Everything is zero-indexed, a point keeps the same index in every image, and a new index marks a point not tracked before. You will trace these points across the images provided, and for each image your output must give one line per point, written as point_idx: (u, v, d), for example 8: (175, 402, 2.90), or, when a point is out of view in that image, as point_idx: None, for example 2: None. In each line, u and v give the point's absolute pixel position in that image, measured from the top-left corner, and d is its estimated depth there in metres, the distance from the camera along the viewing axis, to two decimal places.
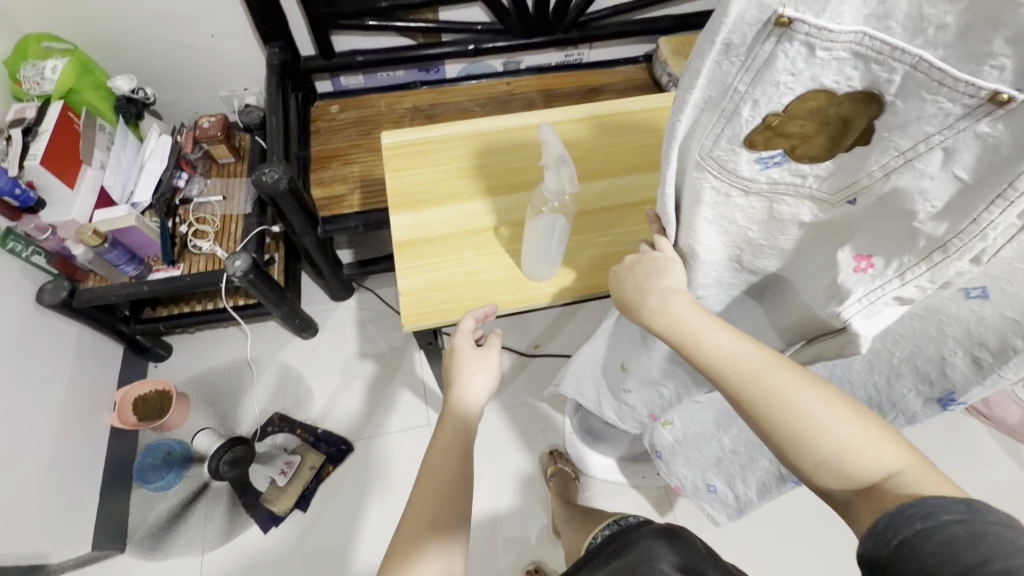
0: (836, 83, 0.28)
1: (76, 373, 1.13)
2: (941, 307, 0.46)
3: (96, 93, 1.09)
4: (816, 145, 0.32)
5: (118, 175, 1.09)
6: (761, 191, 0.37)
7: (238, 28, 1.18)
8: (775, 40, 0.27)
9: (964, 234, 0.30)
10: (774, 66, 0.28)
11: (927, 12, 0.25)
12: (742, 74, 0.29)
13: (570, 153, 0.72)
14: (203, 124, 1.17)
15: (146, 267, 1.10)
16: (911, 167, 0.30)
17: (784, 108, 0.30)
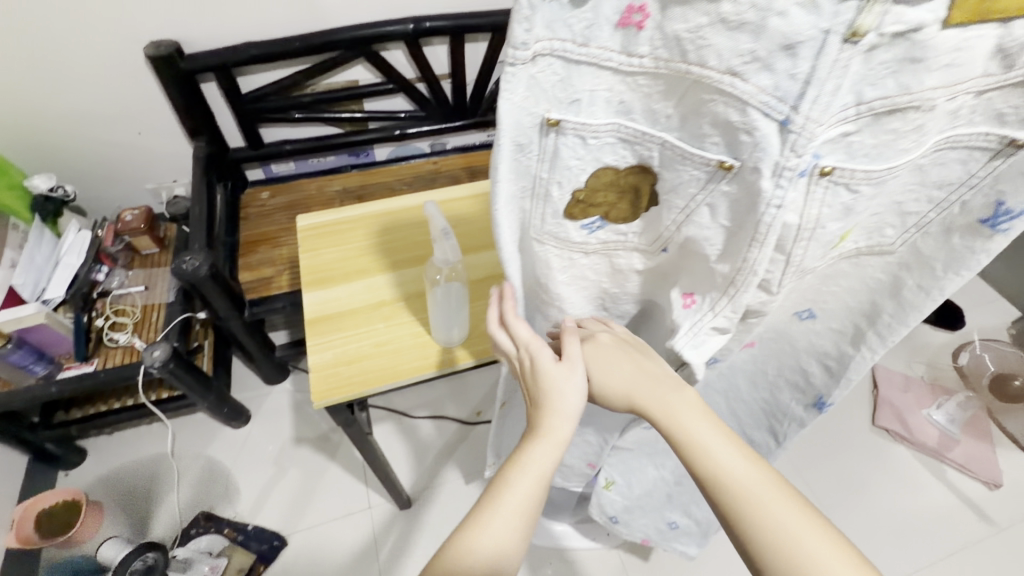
0: (615, 160, 0.35)
1: None
2: (788, 332, 0.54)
3: (12, 193, 1.09)
4: (622, 209, 0.39)
5: (29, 272, 1.05)
6: (597, 250, 0.43)
7: (165, 125, 1.23)
8: (554, 135, 0.33)
9: (743, 271, 0.35)
10: (562, 153, 0.34)
11: (654, 106, 0.31)
12: (539, 163, 0.35)
13: (473, 225, 0.78)
14: (125, 217, 1.18)
15: (56, 365, 1.05)
16: (692, 222, 0.36)
17: (582, 185, 0.36)
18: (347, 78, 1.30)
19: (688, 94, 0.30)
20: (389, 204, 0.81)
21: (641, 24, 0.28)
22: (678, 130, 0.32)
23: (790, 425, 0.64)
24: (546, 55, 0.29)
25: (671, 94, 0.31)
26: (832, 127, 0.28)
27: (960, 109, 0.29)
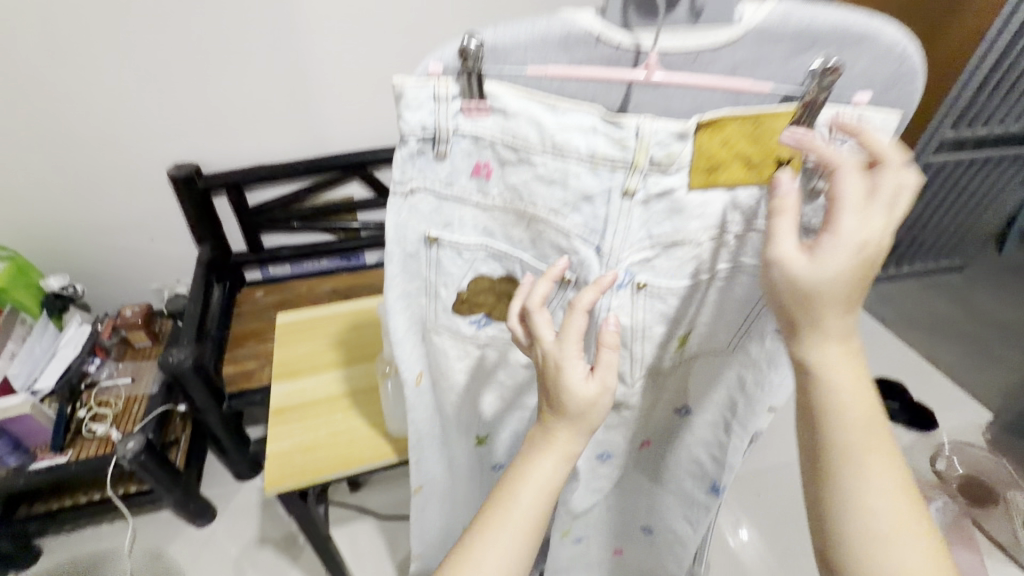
0: (488, 270, 0.49)
1: None
2: (675, 426, 0.65)
3: (27, 290, 1.19)
4: (502, 309, 0.52)
5: (24, 364, 1.11)
6: (489, 343, 0.55)
7: (177, 233, 1.38)
8: (435, 250, 0.46)
9: None
10: (444, 265, 0.48)
11: (505, 233, 0.46)
12: (426, 269, 0.48)
13: None
14: (125, 313, 1.28)
15: (30, 456, 1.08)
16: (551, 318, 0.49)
17: (466, 287, 0.49)
18: (343, 194, 1.47)
19: (525, 226, 0.45)
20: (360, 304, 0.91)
21: (488, 176, 0.42)
22: (529, 248, 0.46)
23: (701, 513, 0.71)
24: (425, 197, 0.43)
25: (520, 224, 0.45)
26: (631, 252, 0.42)
27: (726, 244, 0.44)
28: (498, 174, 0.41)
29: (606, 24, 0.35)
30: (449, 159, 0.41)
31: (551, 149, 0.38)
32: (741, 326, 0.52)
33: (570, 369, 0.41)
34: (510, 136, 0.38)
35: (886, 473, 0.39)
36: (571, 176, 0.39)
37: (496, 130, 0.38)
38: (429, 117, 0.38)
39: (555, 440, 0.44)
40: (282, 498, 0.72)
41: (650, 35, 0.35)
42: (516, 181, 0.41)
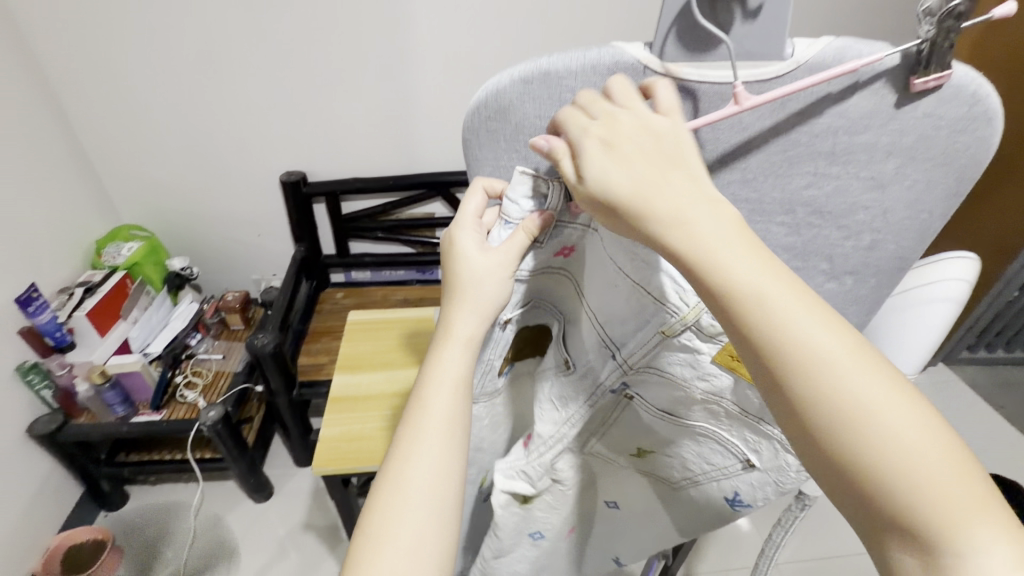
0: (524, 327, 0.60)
1: (28, 510, 1.16)
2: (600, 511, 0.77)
3: (156, 267, 1.39)
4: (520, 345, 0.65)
5: (143, 329, 1.31)
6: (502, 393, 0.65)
7: (279, 231, 1.55)
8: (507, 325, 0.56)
9: (554, 452, 0.62)
10: (505, 336, 0.57)
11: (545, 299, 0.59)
12: (494, 348, 0.57)
13: None
14: (227, 297, 1.44)
15: (133, 409, 1.24)
16: (549, 397, 0.61)
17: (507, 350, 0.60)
18: (426, 212, 1.58)
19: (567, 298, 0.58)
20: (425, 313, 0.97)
21: (568, 251, 0.53)
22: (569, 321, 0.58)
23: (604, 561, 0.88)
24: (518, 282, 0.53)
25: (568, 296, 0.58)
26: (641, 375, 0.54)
27: (714, 413, 0.52)
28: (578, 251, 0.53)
29: (649, 57, 0.40)
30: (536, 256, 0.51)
31: (626, 284, 0.47)
32: (685, 457, 0.60)
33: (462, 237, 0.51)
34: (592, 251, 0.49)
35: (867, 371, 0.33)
36: (619, 304, 0.50)
37: (575, 233, 0.51)
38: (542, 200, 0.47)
39: (452, 331, 0.50)
40: (326, 481, 0.77)
41: (687, 64, 0.39)
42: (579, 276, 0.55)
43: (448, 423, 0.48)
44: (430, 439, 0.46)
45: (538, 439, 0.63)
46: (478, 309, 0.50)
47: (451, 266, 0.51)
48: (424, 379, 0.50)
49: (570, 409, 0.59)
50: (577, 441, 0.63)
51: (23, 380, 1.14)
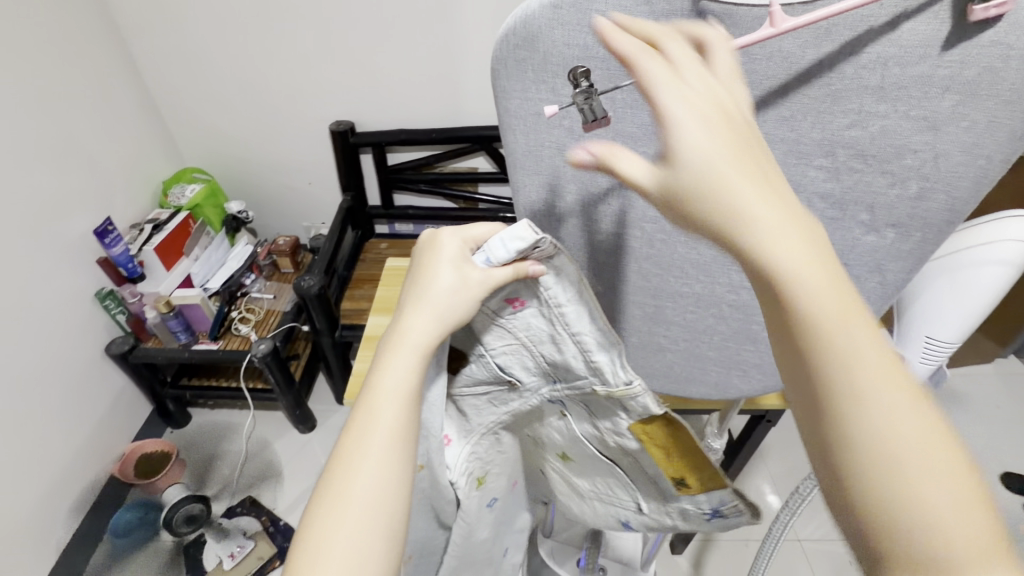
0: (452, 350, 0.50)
1: (107, 419, 1.31)
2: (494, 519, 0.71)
3: (215, 209, 1.48)
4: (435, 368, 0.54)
5: (203, 266, 1.41)
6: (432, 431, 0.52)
7: (328, 180, 1.60)
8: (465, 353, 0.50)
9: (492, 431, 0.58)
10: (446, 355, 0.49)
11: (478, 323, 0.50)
12: (438, 363, 0.49)
13: None
14: (279, 241, 1.52)
15: (193, 338, 1.35)
16: (480, 399, 0.55)
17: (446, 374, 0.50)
18: (469, 166, 1.58)
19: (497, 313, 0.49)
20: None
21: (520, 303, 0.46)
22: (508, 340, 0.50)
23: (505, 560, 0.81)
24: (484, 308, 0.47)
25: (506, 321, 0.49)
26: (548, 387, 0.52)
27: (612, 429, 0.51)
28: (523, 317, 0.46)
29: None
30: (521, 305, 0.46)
31: (556, 329, 0.45)
32: (600, 476, 0.61)
33: (444, 245, 0.48)
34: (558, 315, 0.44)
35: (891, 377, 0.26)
36: (555, 355, 0.47)
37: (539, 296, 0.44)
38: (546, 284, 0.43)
39: (405, 337, 0.45)
40: None
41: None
42: (509, 329, 0.48)
43: (396, 437, 0.42)
44: (369, 446, 0.41)
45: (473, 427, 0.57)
46: (431, 312, 0.45)
47: (430, 263, 0.47)
48: (371, 381, 0.44)
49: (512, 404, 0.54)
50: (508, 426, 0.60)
51: (101, 305, 1.27)
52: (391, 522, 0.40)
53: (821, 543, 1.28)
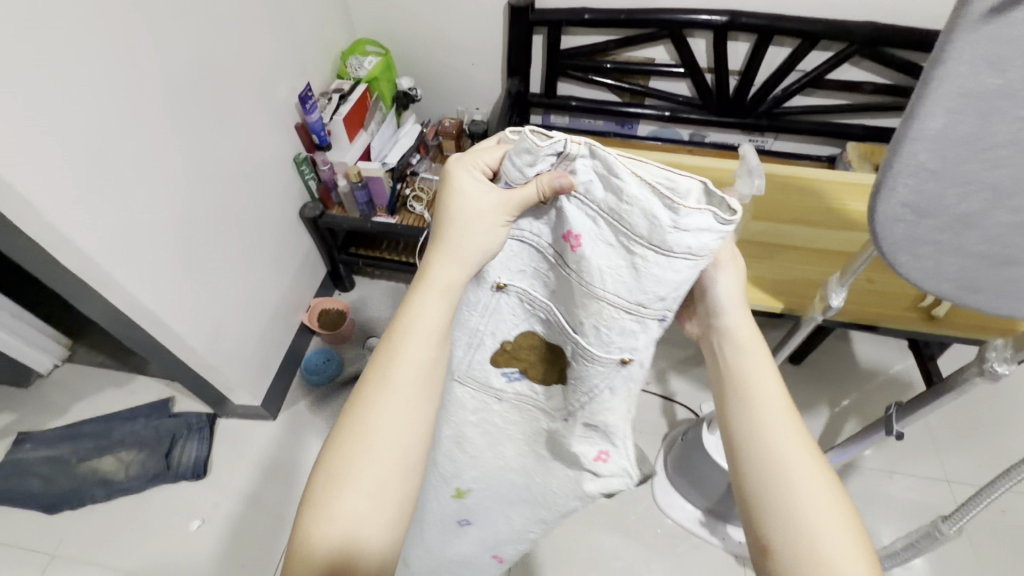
0: (501, 310, 0.59)
1: (299, 276, 1.45)
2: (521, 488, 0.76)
3: (388, 84, 1.49)
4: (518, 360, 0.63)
5: (379, 142, 1.46)
6: (495, 391, 0.66)
7: (493, 62, 1.55)
8: (500, 294, 0.58)
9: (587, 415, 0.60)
10: (492, 301, 0.59)
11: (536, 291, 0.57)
12: (481, 317, 0.59)
13: (773, 195, 0.90)
14: (445, 123, 1.54)
15: (373, 211, 1.42)
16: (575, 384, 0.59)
17: (508, 337, 0.61)
18: (647, 55, 1.47)
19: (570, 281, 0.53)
20: (673, 159, 0.96)
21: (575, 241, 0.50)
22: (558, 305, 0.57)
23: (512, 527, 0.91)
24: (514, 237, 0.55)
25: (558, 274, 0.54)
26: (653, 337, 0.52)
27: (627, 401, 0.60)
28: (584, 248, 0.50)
29: None
30: (541, 222, 0.53)
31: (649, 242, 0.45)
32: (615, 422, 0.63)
33: (467, 180, 0.53)
34: (618, 211, 0.47)
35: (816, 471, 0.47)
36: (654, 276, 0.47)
37: (596, 212, 0.48)
38: (578, 172, 0.48)
39: (429, 284, 0.52)
40: None
41: None
42: (584, 268, 0.51)
43: (417, 389, 0.49)
44: (372, 418, 0.48)
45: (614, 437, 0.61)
46: (457, 259, 0.52)
47: (449, 224, 0.53)
48: (404, 319, 0.51)
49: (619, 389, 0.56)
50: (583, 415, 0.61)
51: (297, 170, 1.36)
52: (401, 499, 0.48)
53: (969, 487, 1.27)
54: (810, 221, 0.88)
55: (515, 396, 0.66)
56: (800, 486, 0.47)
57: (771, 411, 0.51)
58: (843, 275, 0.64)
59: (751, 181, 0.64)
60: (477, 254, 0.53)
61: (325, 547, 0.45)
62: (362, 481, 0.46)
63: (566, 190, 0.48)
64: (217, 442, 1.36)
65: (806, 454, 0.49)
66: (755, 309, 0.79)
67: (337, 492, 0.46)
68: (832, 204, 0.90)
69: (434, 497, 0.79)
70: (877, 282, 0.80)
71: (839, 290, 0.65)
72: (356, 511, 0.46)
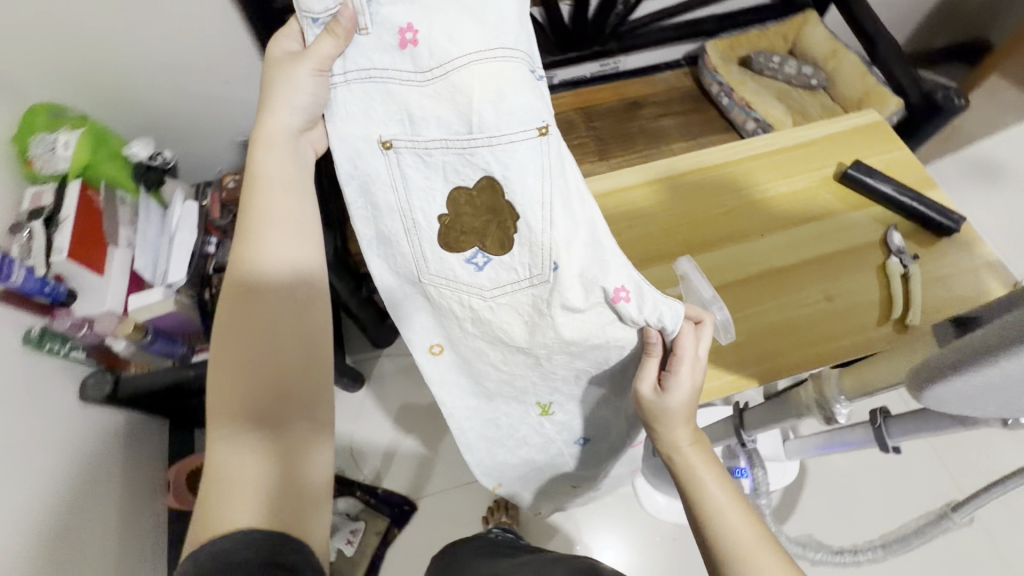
0: (415, 166, 0.52)
1: (127, 463, 1.05)
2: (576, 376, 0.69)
3: (113, 161, 1.01)
4: (492, 234, 0.53)
5: (147, 253, 1.03)
6: (467, 287, 0.58)
7: (256, 73, 1.11)
8: (393, 154, 0.52)
9: (531, 274, 0.54)
10: (392, 165, 0.52)
11: (425, 126, 0.50)
12: (389, 182, 0.53)
13: (690, 210, 0.72)
14: (229, 184, 1.09)
15: (189, 347, 1.03)
16: (519, 232, 0.52)
17: (444, 210, 0.53)
18: None
19: (426, 81, 0.49)
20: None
21: (414, 42, 0.48)
22: (462, 126, 0.49)
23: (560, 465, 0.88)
24: (351, 84, 0.51)
25: (438, 94, 0.49)
26: (534, 100, 0.47)
27: (552, 223, 0.49)
28: (426, 40, 0.47)
29: None
30: (373, 44, 0.49)
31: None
32: (584, 291, 0.54)
33: (282, 44, 0.53)
34: None
35: (754, 534, 0.51)
36: (467, 44, 0.46)
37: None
38: None
39: (272, 145, 0.54)
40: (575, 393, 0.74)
41: None
42: (438, 64, 0.48)
43: (286, 187, 0.56)
44: (266, 211, 0.54)
45: (544, 259, 0.52)
46: (270, 140, 0.54)
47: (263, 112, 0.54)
48: (263, 133, 0.54)
49: (543, 218, 0.49)
50: (551, 274, 0.52)
51: (41, 352, 0.89)
52: (308, 271, 0.56)
53: None
54: (742, 235, 0.70)
55: (495, 286, 0.57)
56: (763, 561, 0.49)
57: (711, 484, 0.55)
58: (845, 379, 0.49)
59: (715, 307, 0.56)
60: (290, 110, 0.53)
61: (232, 300, 0.53)
62: (261, 253, 0.54)
63: (352, 18, 0.48)
64: None
65: (750, 528, 0.51)
66: (718, 399, 0.62)
67: (257, 241, 0.54)
68: (754, 198, 0.72)
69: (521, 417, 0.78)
70: (839, 298, 0.65)
71: (843, 396, 0.50)
72: (279, 265, 0.54)
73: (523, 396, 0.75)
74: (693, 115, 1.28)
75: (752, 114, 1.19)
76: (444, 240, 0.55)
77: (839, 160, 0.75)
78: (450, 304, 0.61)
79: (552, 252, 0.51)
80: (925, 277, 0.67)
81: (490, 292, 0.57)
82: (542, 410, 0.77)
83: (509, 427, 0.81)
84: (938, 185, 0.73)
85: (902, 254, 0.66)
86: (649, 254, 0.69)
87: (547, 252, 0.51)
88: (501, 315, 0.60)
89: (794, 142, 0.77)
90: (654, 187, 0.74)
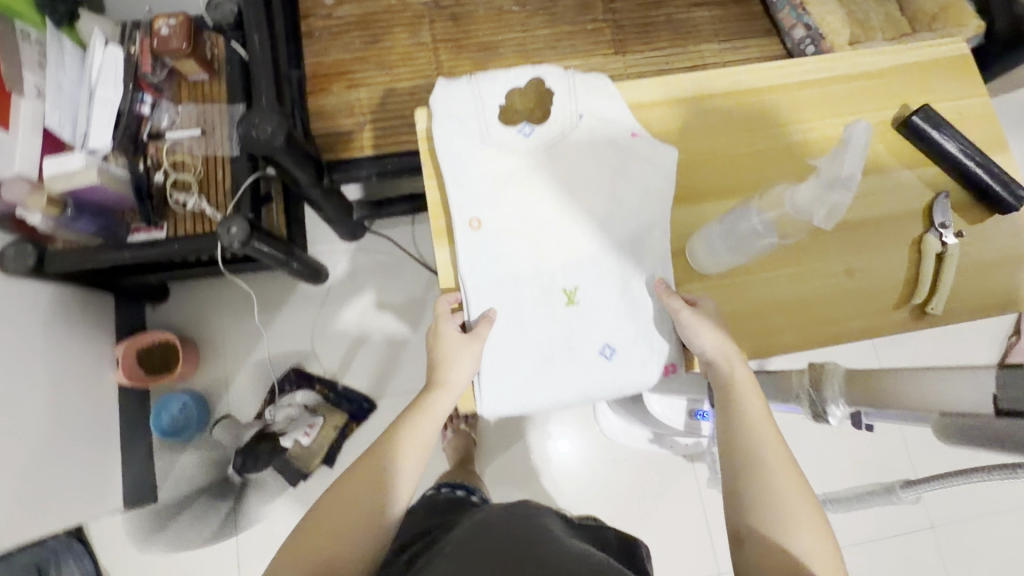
0: (492, 91, 0.59)
1: (63, 337, 0.97)
2: (601, 261, 0.57)
3: None
4: (536, 116, 0.60)
5: (62, 108, 0.86)
6: (513, 154, 0.58)
7: None
8: (472, 85, 0.60)
9: (567, 129, 0.59)
10: (472, 91, 0.59)
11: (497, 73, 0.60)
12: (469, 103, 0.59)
13: (714, 143, 0.60)
14: (160, 29, 0.88)
15: (123, 225, 0.91)
16: (562, 111, 0.59)
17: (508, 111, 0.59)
18: None
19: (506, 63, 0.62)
20: (608, 98, 0.60)
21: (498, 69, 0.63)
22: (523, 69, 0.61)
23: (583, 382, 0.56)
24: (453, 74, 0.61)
25: None
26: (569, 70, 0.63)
27: (582, 95, 0.60)
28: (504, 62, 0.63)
29: None
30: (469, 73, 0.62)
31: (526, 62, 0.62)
32: (603, 147, 0.59)
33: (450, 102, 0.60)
34: None
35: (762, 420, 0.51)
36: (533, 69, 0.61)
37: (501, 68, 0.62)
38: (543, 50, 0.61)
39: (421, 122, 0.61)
40: (592, 282, 0.57)
41: None
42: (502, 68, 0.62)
43: (444, 136, 0.58)
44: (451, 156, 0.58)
45: (569, 114, 0.59)
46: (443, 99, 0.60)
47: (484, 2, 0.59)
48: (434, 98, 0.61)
49: (571, 92, 0.60)
50: (571, 121, 0.59)
51: None
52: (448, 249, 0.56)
53: None
54: (769, 183, 0.59)
55: (537, 152, 0.59)
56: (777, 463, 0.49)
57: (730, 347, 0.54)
58: (853, 383, 0.42)
59: (825, 209, 0.49)
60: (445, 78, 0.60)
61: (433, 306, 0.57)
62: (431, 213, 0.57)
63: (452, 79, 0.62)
64: (100, 551, 1.07)
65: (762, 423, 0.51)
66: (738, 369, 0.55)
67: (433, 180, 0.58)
68: (793, 139, 0.60)
69: (526, 303, 0.56)
70: (860, 274, 0.57)
71: (843, 400, 0.44)
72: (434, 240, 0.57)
73: (543, 276, 0.56)
74: (734, 9, 1.07)
75: (804, 18, 0.97)
76: (503, 129, 0.59)
77: (903, 101, 0.62)
78: (494, 175, 0.58)
79: (579, 107, 0.59)
80: (963, 259, 0.58)
81: (537, 155, 0.59)
82: (567, 299, 0.56)
83: (531, 337, 0.56)
84: (1007, 147, 0.61)
85: (944, 229, 0.57)
86: (686, 184, 0.59)
87: (573, 111, 0.59)
88: (539, 184, 0.58)
89: (858, 69, 0.62)
90: (684, 104, 0.61)
